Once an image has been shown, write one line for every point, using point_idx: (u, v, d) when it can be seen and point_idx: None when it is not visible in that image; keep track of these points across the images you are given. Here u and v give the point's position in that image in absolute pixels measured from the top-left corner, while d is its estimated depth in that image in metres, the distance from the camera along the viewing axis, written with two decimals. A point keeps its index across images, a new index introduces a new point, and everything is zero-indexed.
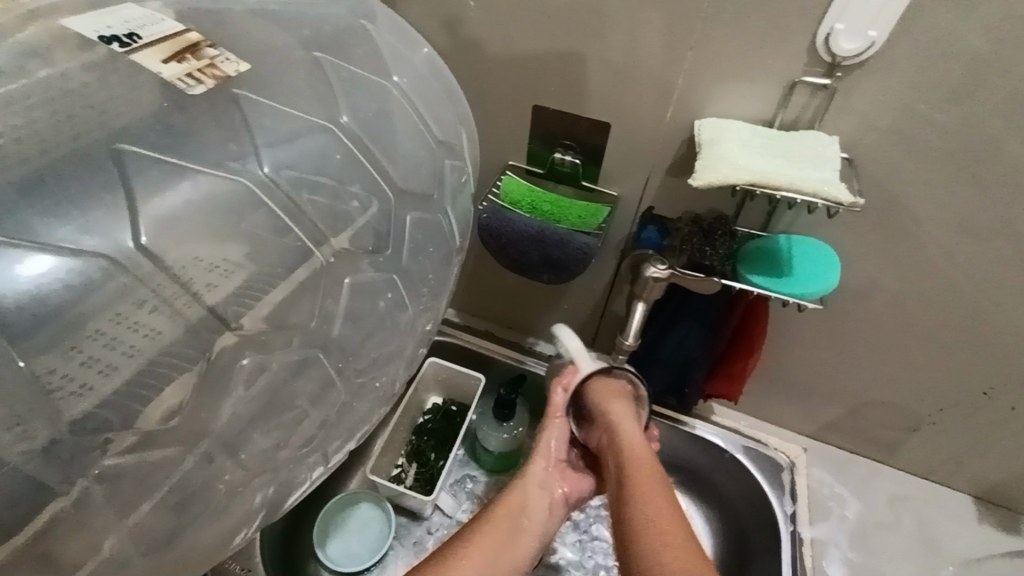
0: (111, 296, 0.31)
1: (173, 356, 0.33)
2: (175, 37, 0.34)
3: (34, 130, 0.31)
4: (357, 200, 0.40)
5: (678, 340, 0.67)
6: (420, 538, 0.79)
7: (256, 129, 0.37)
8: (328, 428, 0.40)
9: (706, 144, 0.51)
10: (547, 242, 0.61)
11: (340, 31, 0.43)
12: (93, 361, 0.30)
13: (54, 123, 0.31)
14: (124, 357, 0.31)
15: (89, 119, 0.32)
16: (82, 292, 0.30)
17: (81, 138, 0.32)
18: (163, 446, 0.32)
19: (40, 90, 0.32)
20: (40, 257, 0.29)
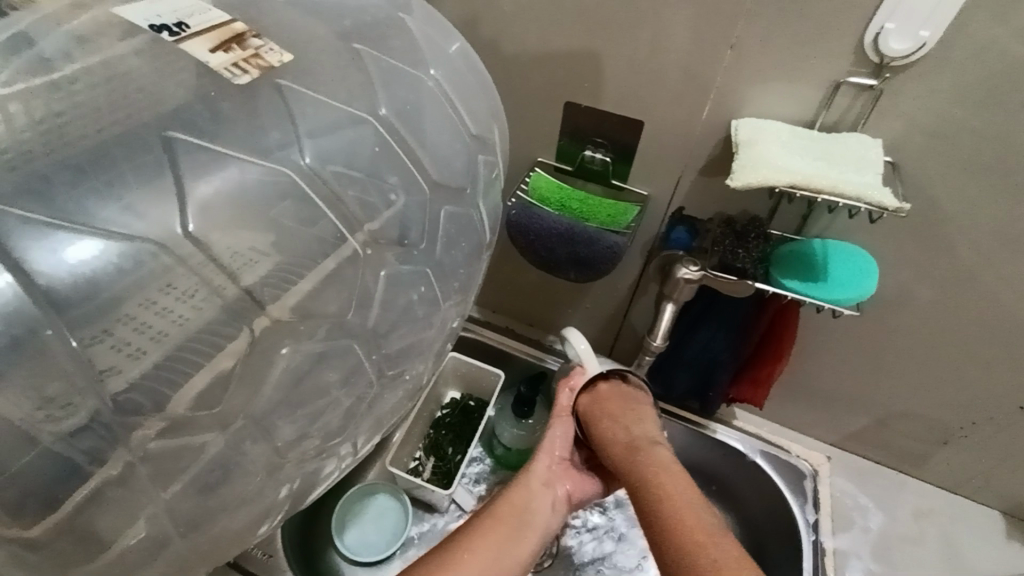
0: (155, 278, 0.32)
1: (202, 341, 0.33)
2: (221, 26, 0.35)
3: (88, 117, 0.32)
4: (393, 193, 0.40)
5: (703, 342, 0.66)
6: (437, 532, 0.79)
7: (299, 118, 0.37)
8: (355, 418, 0.41)
9: (744, 144, 0.50)
10: (576, 240, 0.61)
11: (379, 22, 0.43)
12: (123, 344, 0.31)
13: (107, 110, 0.32)
14: (151, 341, 0.32)
15: (136, 106, 0.33)
16: (129, 273, 0.31)
17: (129, 124, 0.33)
18: (202, 429, 0.33)
19: (93, 78, 0.33)
20: (90, 241, 0.30)
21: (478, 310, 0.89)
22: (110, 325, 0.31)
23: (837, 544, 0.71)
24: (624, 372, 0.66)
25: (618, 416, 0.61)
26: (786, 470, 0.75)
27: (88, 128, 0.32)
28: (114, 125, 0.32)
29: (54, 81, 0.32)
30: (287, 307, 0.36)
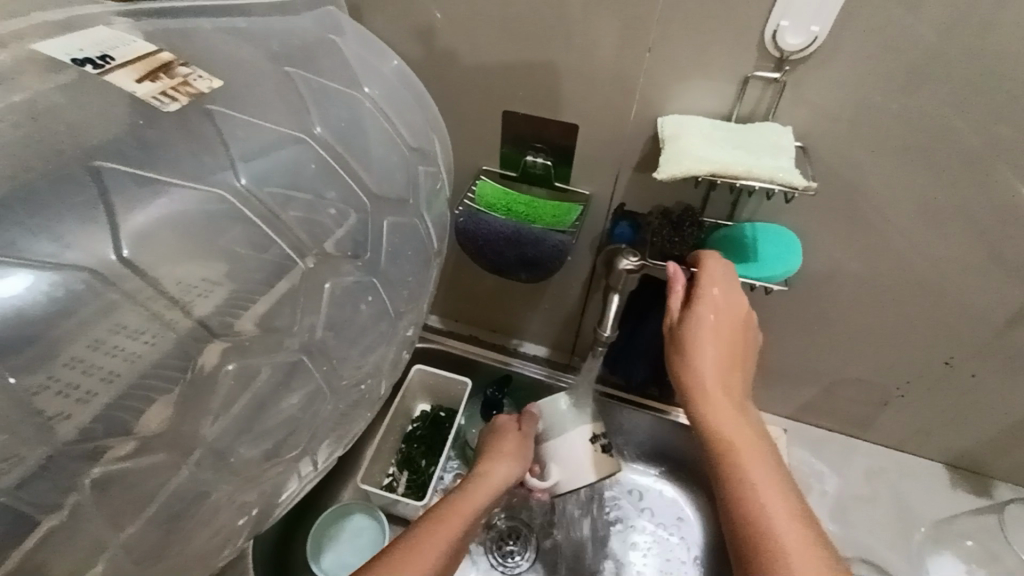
0: (100, 312, 0.32)
1: (151, 379, 0.33)
2: (148, 57, 0.35)
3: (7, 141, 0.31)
4: (334, 208, 0.41)
5: (655, 331, 0.69)
6: None
7: (231, 141, 0.37)
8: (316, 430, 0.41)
9: (668, 139, 0.53)
10: (522, 242, 0.62)
11: (309, 44, 0.45)
12: (70, 389, 0.30)
13: (25, 137, 0.31)
14: (102, 383, 0.31)
15: (62, 137, 0.32)
16: (69, 308, 0.31)
17: (52, 152, 0.32)
18: (155, 452, 0.33)
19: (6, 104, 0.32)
20: (18, 275, 0.29)
21: (439, 320, 0.90)
22: (50, 371, 0.30)
23: None
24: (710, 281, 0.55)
25: (703, 351, 0.55)
26: None
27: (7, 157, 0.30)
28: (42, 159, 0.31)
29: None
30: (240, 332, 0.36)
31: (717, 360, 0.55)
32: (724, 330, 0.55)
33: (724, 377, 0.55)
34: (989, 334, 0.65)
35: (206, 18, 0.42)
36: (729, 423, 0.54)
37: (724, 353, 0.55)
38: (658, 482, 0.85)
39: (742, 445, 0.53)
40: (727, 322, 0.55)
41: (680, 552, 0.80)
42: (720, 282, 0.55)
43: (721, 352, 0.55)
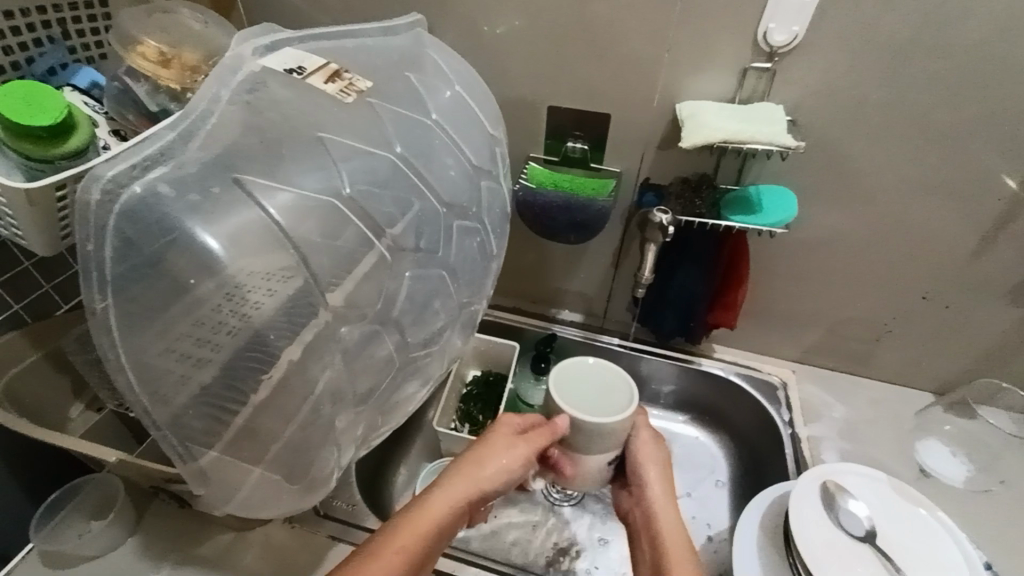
0: (337, 221, 0.46)
1: (355, 271, 0.46)
2: (324, 67, 0.49)
3: (249, 125, 0.44)
4: (453, 169, 0.54)
5: (681, 281, 0.81)
6: None
7: (386, 120, 0.50)
8: (428, 333, 0.53)
9: (686, 119, 0.67)
10: (573, 209, 0.76)
11: (414, 55, 0.59)
12: (329, 267, 0.45)
13: (255, 121, 0.45)
14: (341, 267, 0.46)
15: (279, 120, 0.45)
16: (321, 217, 0.45)
17: (279, 129, 0.45)
18: (348, 332, 0.46)
19: (238, 101, 0.45)
20: (292, 194, 0.44)
21: None
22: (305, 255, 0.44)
23: (810, 432, 0.88)
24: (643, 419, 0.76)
25: (647, 469, 0.73)
26: (760, 383, 0.93)
27: (252, 131, 0.44)
28: (276, 130, 0.45)
29: (230, 98, 0.44)
30: (404, 248, 0.49)
31: (654, 472, 0.73)
32: (654, 454, 0.75)
33: (662, 489, 0.72)
34: (957, 267, 0.78)
35: (345, 37, 0.55)
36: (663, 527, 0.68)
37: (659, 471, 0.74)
38: (685, 425, 0.99)
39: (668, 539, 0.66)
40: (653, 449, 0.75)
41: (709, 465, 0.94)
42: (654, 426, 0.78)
43: (659, 475, 0.73)
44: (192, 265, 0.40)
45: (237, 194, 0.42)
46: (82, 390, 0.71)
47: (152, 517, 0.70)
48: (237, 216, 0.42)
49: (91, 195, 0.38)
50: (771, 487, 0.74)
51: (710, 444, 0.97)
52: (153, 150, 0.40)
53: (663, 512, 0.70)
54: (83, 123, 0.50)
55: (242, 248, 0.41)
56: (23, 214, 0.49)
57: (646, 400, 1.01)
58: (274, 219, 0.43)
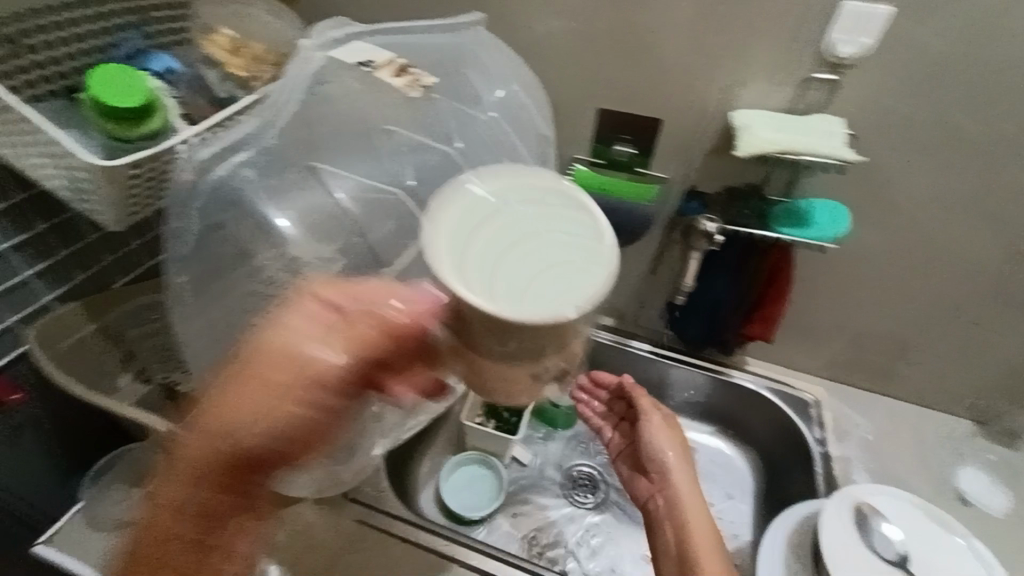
0: (394, 210, 0.48)
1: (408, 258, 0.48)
2: (394, 61, 0.50)
3: (327, 118, 0.48)
4: (510, 168, 0.55)
5: (718, 290, 0.79)
6: (529, 493, 0.93)
7: (450, 118, 0.52)
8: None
9: (739, 128, 0.66)
10: (618, 212, 0.76)
11: (477, 53, 0.60)
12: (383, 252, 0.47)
13: (331, 115, 0.48)
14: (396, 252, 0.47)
15: (351, 114, 0.49)
16: (379, 205, 0.48)
17: (352, 122, 0.49)
18: None
19: (317, 97, 0.48)
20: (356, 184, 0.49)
21: None
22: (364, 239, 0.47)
23: (841, 451, 0.86)
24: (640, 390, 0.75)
25: (664, 447, 0.69)
26: (792, 401, 0.90)
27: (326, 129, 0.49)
28: (347, 128, 0.49)
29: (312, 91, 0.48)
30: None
31: (672, 452, 0.69)
32: (672, 433, 0.71)
33: (683, 472, 0.67)
34: (1007, 295, 0.77)
35: (414, 33, 0.57)
36: (688, 513, 0.63)
37: (679, 452, 0.69)
38: (713, 438, 0.97)
39: (695, 530, 0.62)
40: (669, 426, 0.72)
41: (734, 480, 0.93)
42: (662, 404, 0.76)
43: (679, 457, 0.68)
44: (266, 240, 0.46)
45: (310, 180, 0.47)
46: (129, 360, 0.75)
47: None
48: (308, 200, 0.47)
49: (189, 176, 0.43)
50: (799, 503, 0.73)
51: (736, 458, 0.95)
52: (238, 139, 0.45)
53: (688, 497, 0.65)
54: (164, 106, 0.53)
55: (307, 229, 0.46)
56: (96, 188, 0.51)
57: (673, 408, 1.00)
58: (341, 203, 0.47)
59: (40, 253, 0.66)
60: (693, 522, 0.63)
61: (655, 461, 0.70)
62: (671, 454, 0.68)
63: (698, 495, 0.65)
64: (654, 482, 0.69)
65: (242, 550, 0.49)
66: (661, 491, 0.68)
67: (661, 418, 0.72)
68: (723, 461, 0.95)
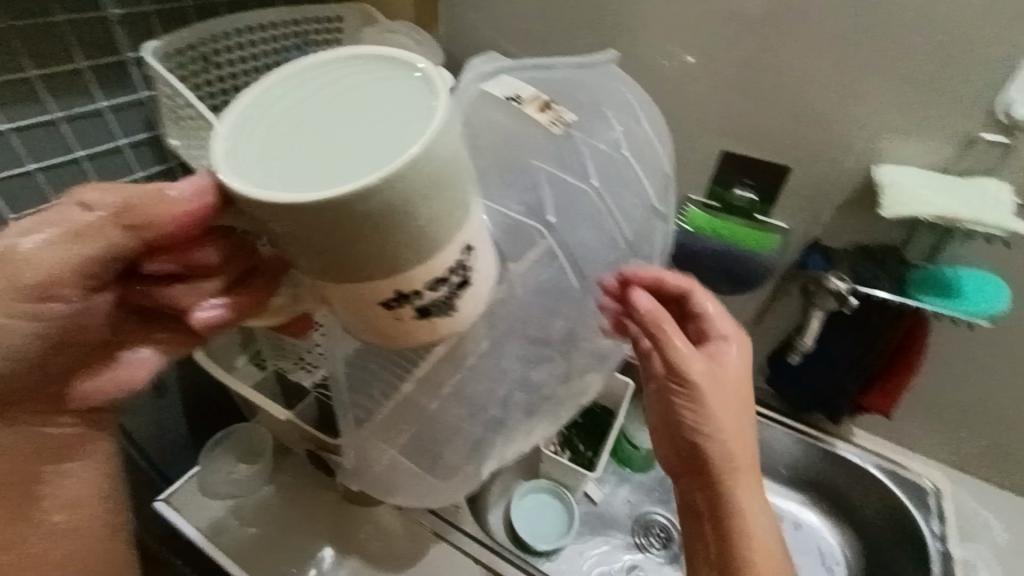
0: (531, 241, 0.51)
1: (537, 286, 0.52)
2: (537, 98, 0.51)
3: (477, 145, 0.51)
4: (636, 208, 0.56)
5: (834, 353, 0.73)
6: (598, 532, 0.90)
7: (588, 155, 0.54)
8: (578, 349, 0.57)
9: (886, 184, 0.61)
10: (732, 258, 0.72)
11: (612, 87, 0.60)
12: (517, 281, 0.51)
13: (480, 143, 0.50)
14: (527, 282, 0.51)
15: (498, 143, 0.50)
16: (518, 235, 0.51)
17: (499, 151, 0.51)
18: None
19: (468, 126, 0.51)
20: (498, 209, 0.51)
21: None
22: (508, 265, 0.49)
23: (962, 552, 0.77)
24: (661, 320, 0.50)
25: (710, 406, 0.50)
26: (908, 486, 0.81)
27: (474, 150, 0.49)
28: (494, 153, 0.50)
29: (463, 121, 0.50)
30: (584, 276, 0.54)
31: (721, 404, 0.51)
32: (721, 382, 0.51)
33: (727, 433, 0.51)
34: None
35: (553, 68, 0.58)
36: (735, 475, 0.51)
37: (727, 402, 0.51)
38: (804, 509, 0.90)
39: (738, 483, 0.51)
40: (723, 369, 0.52)
41: (824, 557, 0.87)
42: (710, 318, 0.54)
43: (728, 408, 0.51)
44: None
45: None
46: None
47: (286, 471, 0.78)
48: None
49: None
50: None
51: (828, 533, 0.88)
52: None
53: (739, 455, 0.51)
54: None
55: None
56: None
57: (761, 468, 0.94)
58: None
59: None
60: (737, 476, 0.51)
61: (700, 419, 0.51)
62: (726, 419, 0.50)
63: (748, 454, 0.52)
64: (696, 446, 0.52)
65: (52, 486, 0.45)
66: (705, 452, 0.52)
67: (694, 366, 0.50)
68: (813, 536, 0.88)
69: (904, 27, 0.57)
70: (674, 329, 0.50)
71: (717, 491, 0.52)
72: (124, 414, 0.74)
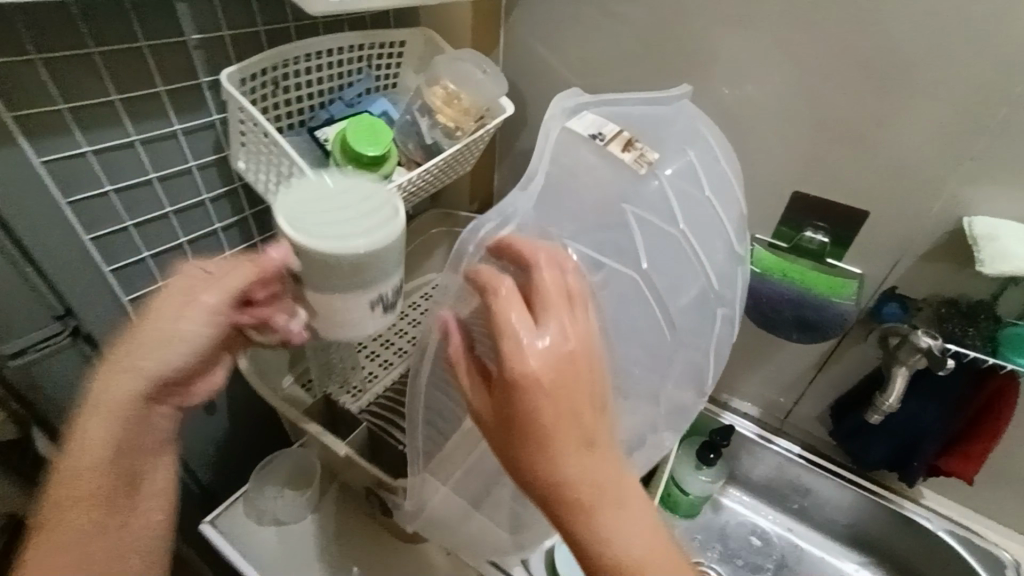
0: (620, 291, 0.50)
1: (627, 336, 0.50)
2: (619, 134, 0.50)
3: (562, 190, 0.50)
4: (721, 254, 0.54)
5: (911, 412, 0.70)
6: None
7: (672, 199, 0.52)
8: (661, 409, 0.54)
9: (980, 238, 0.58)
10: (807, 306, 0.68)
11: (689, 120, 0.57)
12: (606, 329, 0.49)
13: (566, 188, 0.50)
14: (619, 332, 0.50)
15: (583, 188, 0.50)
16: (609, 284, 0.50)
17: (586, 197, 0.50)
18: None
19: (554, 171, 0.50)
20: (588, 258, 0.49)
21: None
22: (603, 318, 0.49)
23: None
24: (485, 277, 0.42)
25: (555, 398, 0.38)
26: (987, 558, 0.76)
27: (571, 197, 0.50)
28: (589, 201, 0.50)
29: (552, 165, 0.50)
30: (675, 333, 0.52)
31: (580, 391, 0.39)
32: (568, 364, 0.39)
33: (571, 424, 0.38)
34: None
35: (631, 103, 0.56)
36: (591, 479, 0.39)
37: (575, 392, 0.39)
38: (865, 571, 0.85)
39: (601, 497, 0.39)
40: (562, 341, 0.39)
41: None
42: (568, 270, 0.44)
43: (580, 399, 0.39)
44: None
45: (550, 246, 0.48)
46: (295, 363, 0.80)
47: (327, 498, 0.76)
48: None
49: (467, 246, 0.47)
50: None
51: None
52: (508, 211, 0.48)
53: (592, 461, 0.39)
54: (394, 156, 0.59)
55: None
56: None
57: (818, 524, 0.89)
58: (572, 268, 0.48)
59: None
60: (599, 488, 0.39)
61: (525, 413, 0.38)
62: (578, 406, 0.38)
63: (600, 454, 0.39)
64: (540, 460, 0.38)
65: (150, 482, 0.54)
66: (559, 469, 0.38)
67: (540, 351, 0.38)
68: None
69: (1008, 76, 0.54)
70: (511, 300, 0.40)
71: (587, 521, 0.39)
72: (173, 433, 0.74)
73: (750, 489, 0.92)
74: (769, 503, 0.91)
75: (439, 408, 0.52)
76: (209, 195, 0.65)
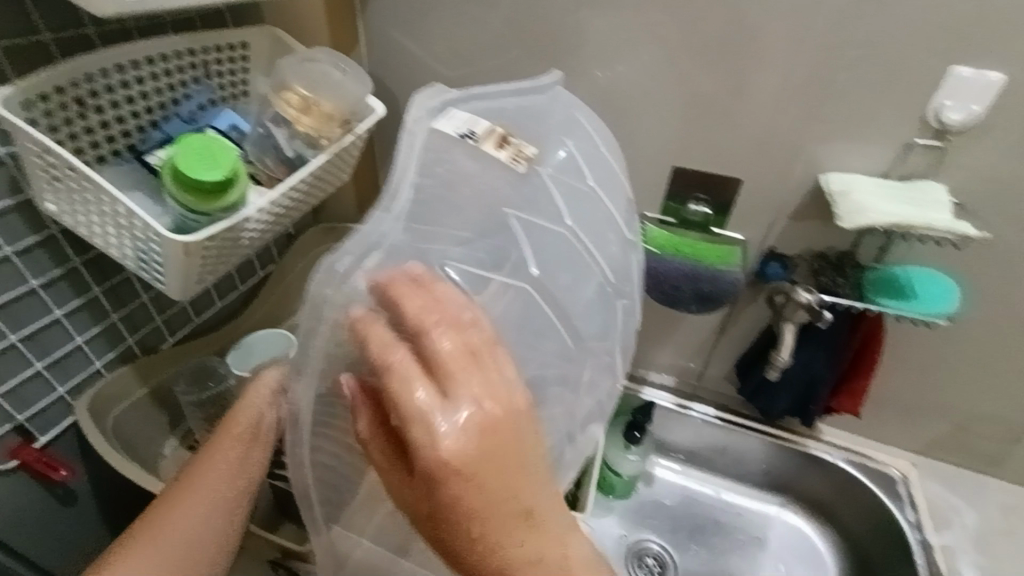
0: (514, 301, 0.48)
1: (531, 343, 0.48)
2: (491, 132, 0.48)
3: (441, 199, 0.46)
4: (615, 245, 0.54)
5: (804, 361, 0.76)
6: None
7: (557, 195, 0.51)
8: (579, 415, 0.51)
9: (838, 195, 0.63)
10: (700, 278, 0.70)
11: (563, 107, 0.56)
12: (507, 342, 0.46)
13: (445, 195, 0.46)
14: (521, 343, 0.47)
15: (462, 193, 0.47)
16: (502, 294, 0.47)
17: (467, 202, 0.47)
18: None
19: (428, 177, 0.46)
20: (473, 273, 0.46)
21: None
22: (505, 335, 0.45)
23: (942, 540, 0.81)
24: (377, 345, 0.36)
25: (475, 480, 0.34)
26: (879, 476, 0.86)
27: (449, 206, 0.46)
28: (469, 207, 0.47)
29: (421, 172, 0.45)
30: (578, 333, 0.51)
31: (504, 466, 0.34)
32: (487, 439, 0.34)
33: (499, 505, 0.34)
34: None
35: (502, 96, 0.53)
36: (533, 555, 0.36)
37: (500, 468, 0.34)
38: (783, 511, 0.92)
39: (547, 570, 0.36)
40: (476, 415, 0.34)
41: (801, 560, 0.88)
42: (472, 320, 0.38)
43: (507, 475, 0.34)
44: None
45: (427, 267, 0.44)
46: (175, 426, 0.69)
47: None
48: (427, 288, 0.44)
49: (329, 283, 0.41)
50: None
51: (806, 530, 0.91)
52: (373, 238, 0.42)
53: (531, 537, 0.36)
54: (244, 175, 0.51)
55: None
56: (170, 263, 0.48)
57: (740, 477, 0.94)
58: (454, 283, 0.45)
59: (93, 319, 0.60)
60: (543, 562, 0.36)
61: (452, 501, 0.34)
62: (506, 483, 0.34)
63: (539, 527, 0.36)
64: (475, 547, 0.35)
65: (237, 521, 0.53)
66: (498, 552, 0.35)
67: (451, 433, 0.33)
68: (793, 536, 0.90)
69: (843, 42, 0.58)
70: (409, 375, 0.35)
71: None
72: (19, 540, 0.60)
73: (675, 455, 0.96)
74: (695, 465, 0.95)
75: (338, 454, 0.46)
76: (10, 249, 0.51)
